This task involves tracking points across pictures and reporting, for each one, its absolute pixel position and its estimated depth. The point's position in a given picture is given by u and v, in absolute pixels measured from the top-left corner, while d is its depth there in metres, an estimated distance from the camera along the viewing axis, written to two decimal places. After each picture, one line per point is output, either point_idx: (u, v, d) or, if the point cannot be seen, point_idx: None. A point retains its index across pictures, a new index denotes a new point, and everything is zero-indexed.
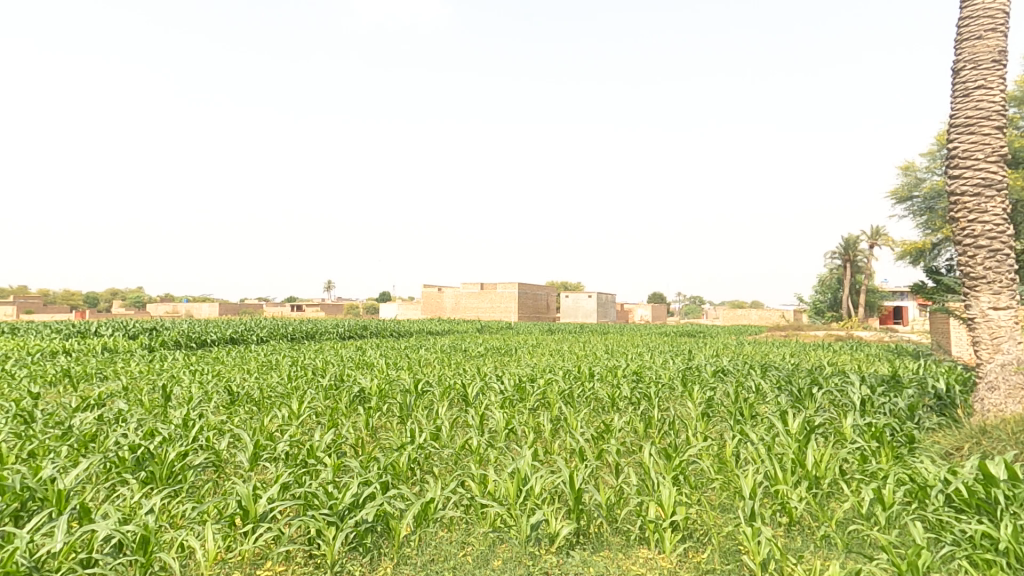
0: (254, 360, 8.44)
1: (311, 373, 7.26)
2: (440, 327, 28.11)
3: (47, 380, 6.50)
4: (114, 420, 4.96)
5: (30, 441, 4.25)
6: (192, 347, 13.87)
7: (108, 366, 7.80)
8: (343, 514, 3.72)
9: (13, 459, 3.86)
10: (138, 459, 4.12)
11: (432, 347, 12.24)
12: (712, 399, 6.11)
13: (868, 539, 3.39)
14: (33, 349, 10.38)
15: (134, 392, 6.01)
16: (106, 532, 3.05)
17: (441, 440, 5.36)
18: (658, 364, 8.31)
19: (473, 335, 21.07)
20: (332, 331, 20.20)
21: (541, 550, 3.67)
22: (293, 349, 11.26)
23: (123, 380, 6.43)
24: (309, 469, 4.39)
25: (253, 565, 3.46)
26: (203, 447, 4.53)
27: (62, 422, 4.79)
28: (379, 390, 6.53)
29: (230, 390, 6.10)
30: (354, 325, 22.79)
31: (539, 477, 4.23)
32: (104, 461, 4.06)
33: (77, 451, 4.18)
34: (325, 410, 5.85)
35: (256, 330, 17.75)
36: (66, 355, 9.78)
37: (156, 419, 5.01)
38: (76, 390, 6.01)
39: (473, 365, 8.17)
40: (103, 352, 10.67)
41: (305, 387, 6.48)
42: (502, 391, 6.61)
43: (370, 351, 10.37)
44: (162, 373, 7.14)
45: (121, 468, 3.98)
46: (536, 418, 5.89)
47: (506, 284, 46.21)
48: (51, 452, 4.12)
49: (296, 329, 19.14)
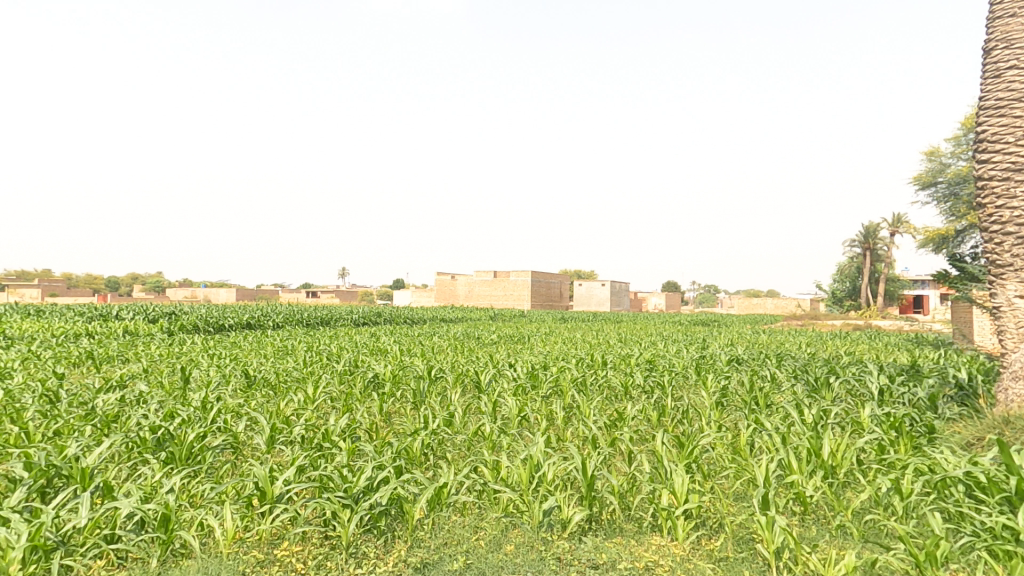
0: (271, 346, 8.57)
1: (326, 359, 7.33)
2: (453, 314, 28.26)
3: (72, 361, 6.65)
4: (135, 401, 5.04)
5: (56, 420, 4.35)
6: (212, 332, 14.09)
7: (129, 349, 7.94)
8: (358, 497, 3.84)
9: (39, 437, 3.96)
10: (158, 440, 4.22)
11: (446, 334, 12.28)
12: (726, 388, 6.05)
13: (885, 529, 3.35)
14: (57, 331, 10.63)
15: (154, 374, 6.11)
16: (129, 510, 3.21)
17: (454, 426, 5.41)
18: (672, 352, 8.28)
19: (486, 322, 21.07)
20: (346, 317, 20.47)
21: (554, 535, 3.72)
22: (308, 335, 11.39)
23: (144, 363, 6.55)
24: (324, 453, 4.51)
25: (271, 545, 3.55)
26: (221, 430, 4.63)
27: (85, 402, 4.88)
28: (392, 375, 6.55)
29: (247, 373, 6.19)
30: (370, 311, 23.13)
31: (551, 464, 4.27)
32: (126, 442, 4.14)
33: (101, 430, 4.27)
34: (340, 394, 5.90)
35: (273, 315, 18.11)
36: (90, 339, 10.01)
37: (175, 401, 5.09)
38: (99, 372, 6.13)
39: (486, 352, 8.21)
40: (124, 336, 10.88)
41: (320, 372, 6.56)
42: (515, 378, 6.61)
43: (384, 337, 10.40)
44: (181, 356, 7.27)
45: (142, 449, 4.08)
46: (549, 406, 5.88)
47: (521, 274, 46.34)
48: (76, 431, 4.22)
49: (311, 314, 19.44)
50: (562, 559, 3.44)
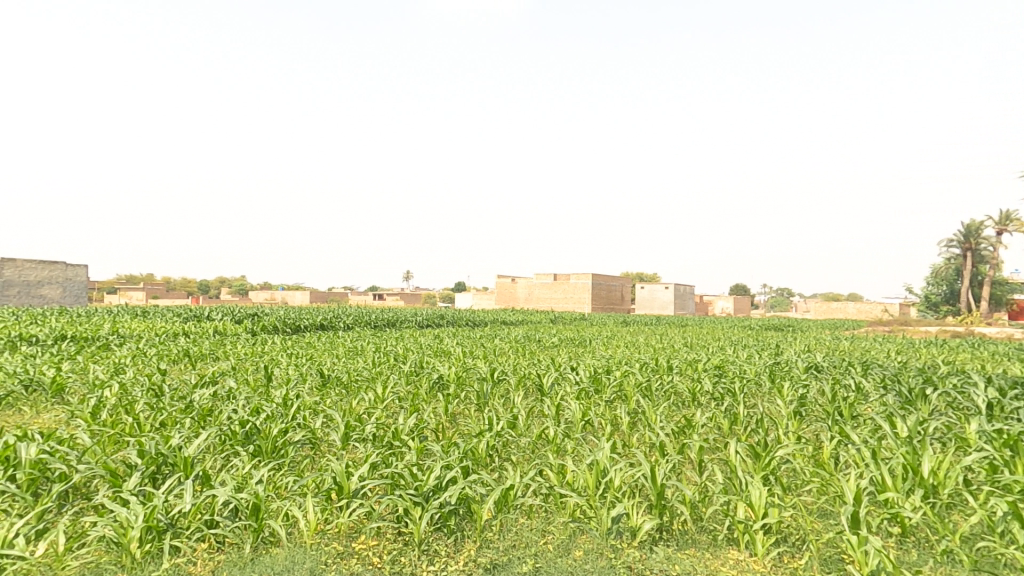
0: (342, 346, 8.98)
1: (393, 359, 7.59)
2: (512, 317, 28.50)
3: (172, 358, 7.28)
4: (226, 397, 5.42)
5: (161, 412, 4.76)
6: (290, 333, 14.97)
7: (219, 347, 8.60)
8: (428, 496, 3.94)
9: (148, 427, 4.36)
10: (247, 434, 4.53)
11: (507, 337, 12.39)
12: (805, 397, 5.71)
13: (1002, 558, 3.02)
14: (159, 330, 11.70)
15: (241, 371, 6.55)
16: (225, 497, 3.46)
17: (518, 429, 5.43)
18: (742, 358, 7.91)
19: (547, 325, 21.00)
20: (410, 318, 21.17)
21: (623, 543, 3.64)
22: (374, 336, 11.83)
23: (232, 361, 7.05)
24: (395, 451, 4.65)
25: (349, 538, 3.71)
26: (300, 426, 4.89)
27: (184, 396, 5.30)
28: (456, 377, 6.67)
29: (322, 372, 6.50)
30: (432, 313, 23.73)
31: (618, 470, 4.18)
32: (219, 434, 4.46)
33: (198, 422, 4.62)
34: (407, 395, 6.07)
35: (344, 316, 19.00)
36: (186, 338, 10.94)
37: (260, 397, 5.43)
38: (195, 369, 6.66)
39: (547, 355, 8.18)
40: (215, 335, 11.80)
41: (388, 372, 6.79)
42: (578, 382, 6.55)
43: (447, 339, 10.63)
44: (263, 355, 7.76)
45: (234, 441, 4.38)
46: (613, 411, 5.78)
47: (580, 276, 46.03)
48: (178, 423, 4.59)
49: (378, 316, 20.26)
50: (633, 568, 3.37)
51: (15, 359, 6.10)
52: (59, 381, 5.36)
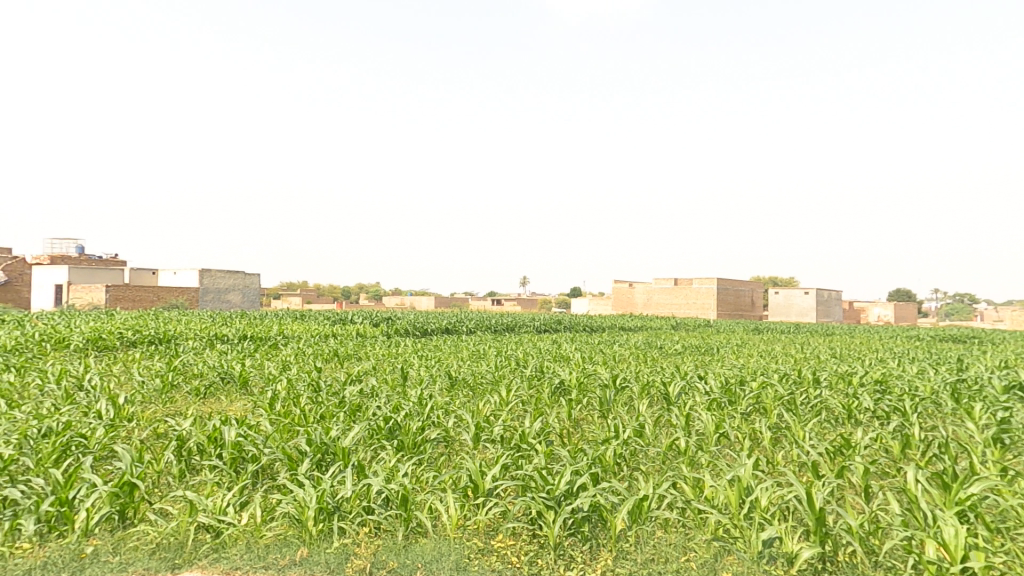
0: (467, 349, 9.35)
1: (515, 364, 7.73)
2: (637, 323, 27.91)
3: (325, 356, 8.12)
4: (370, 394, 5.88)
5: (320, 406, 5.33)
6: (420, 336, 16.04)
7: (361, 348, 9.44)
8: (560, 500, 3.87)
9: (312, 419, 4.94)
10: (391, 429, 4.90)
11: (628, 343, 12.03)
12: (1007, 422, 4.78)
13: None
14: (313, 331, 13.22)
15: (381, 371, 7.09)
16: (379, 487, 3.77)
17: (646, 438, 5.17)
18: (912, 374, 6.85)
19: (669, 332, 20.00)
20: (529, 324, 21.61)
21: (778, 571, 3.30)
22: (495, 341, 12.19)
23: (373, 361, 7.68)
24: (523, 454, 4.65)
25: (487, 536, 3.78)
26: (435, 424, 5.13)
27: (337, 391, 5.87)
28: (577, 383, 6.57)
29: (450, 374, 6.79)
30: (550, 318, 23.99)
31: (765, 489, 3.77)
32: (368, 428, 4.85)
33: (349, 416, 5.10)
34: (530, 399, 6.10)
35: (467, 321, 19.94)
36: (335, 339, 12.22)
37: (398, 396, 5.81)
38: (343, 367, 7.36)
39: (672, 363, 7.82)
40: (357, 337, 13.02)
41: (511, 376, 6.90)
42: (708, 392, 6.12)
43: (567, 345, 10.60)
44: (398, 356, 8.35)
45: (381, 435, 4.76)
46: (751, 425, 5.30)
47: (705, 280, 44.03)
48: (334, 416, 5.10)
49: (499, 321, 20.95)
50: None
51: (210, 354, 7.22)
52: (244, 373, 6.22)
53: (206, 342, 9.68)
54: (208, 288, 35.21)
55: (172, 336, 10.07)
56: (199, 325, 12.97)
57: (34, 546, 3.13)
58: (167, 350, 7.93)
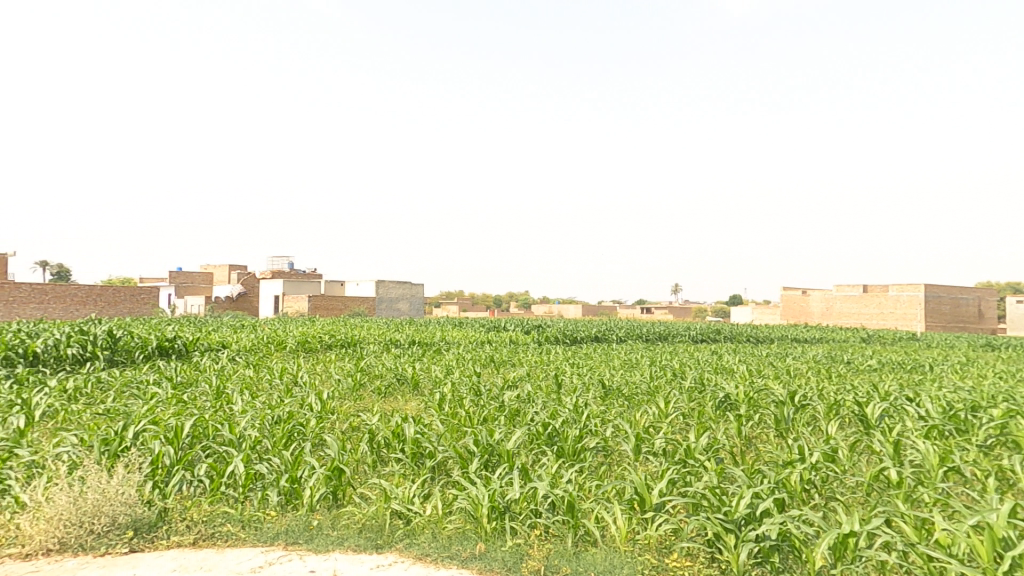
0: (618, 358, 9.18)
1: (671, 374, 7.36)
2: (821, 336, 24.68)
3: (483, 362, 8.61)
4: (527, 399, 6.06)
5: (483, 409, 5.64)
6: (569, 344, 16.17)
7: (515, 355, 9.82)
8: (741, 523, 3.52)
9: (476, 421, 5.26)
10: (550, 435, 4.98)
11: (803, 357, 10.73)
12: None
13: None
14: (470, 338, 14.15)
15: (535, 377, 7.27)
16: (545, 491, 3.86)
17: (840, 463, 4.50)
18: None
19: (853, 345, 17.32)
20: (684, 334, 20.57)
21: None
22: (646, 350, 11.76)
23: (527, 367, 7.92)
24: (692, 470, 4.31)
25: (660, 552, 3.60)
26: (593, 433, 5.08)
27: (496, 395, 6.15)
28: (747, 398, 6.02)
29: (603, 383, 6.71)
30: (707, 328, 22.52)
31: None
32: (528, 433, 5.00)
33: (510, 420, 5.33)
34: (692, 412, 5.74)
35: (616, 330, 19.65)
36: (490, 345, 12.92)
37: (554, 402, 5.89)
38: (500, 372, 7.71)
39: (866, 381, 6.76)
40: (509, 343, 13.62)
41: (669, 387, 6.59)
42: (923, 418, 5.15)
43: (728, 356, 9.82)
44: (550, 363, 8.51)
45: (540, 440, 4.87)
46: (993, 461, 4.32)
47: (903, 288, 37.68)
48: (496, 419, 5.37)
49: (649, 330, 20.28)
50: None
51: (387, 357, 8.11)
52: (415, 375, 6.86)
53: (383, 346, 10.93)
54: (382, 298, 39.51)
55: (357, 340, 11.56)
56: (377, 330, 14.71)
57: (277, 515, 3.76)
58: (353, 353, 9.10)
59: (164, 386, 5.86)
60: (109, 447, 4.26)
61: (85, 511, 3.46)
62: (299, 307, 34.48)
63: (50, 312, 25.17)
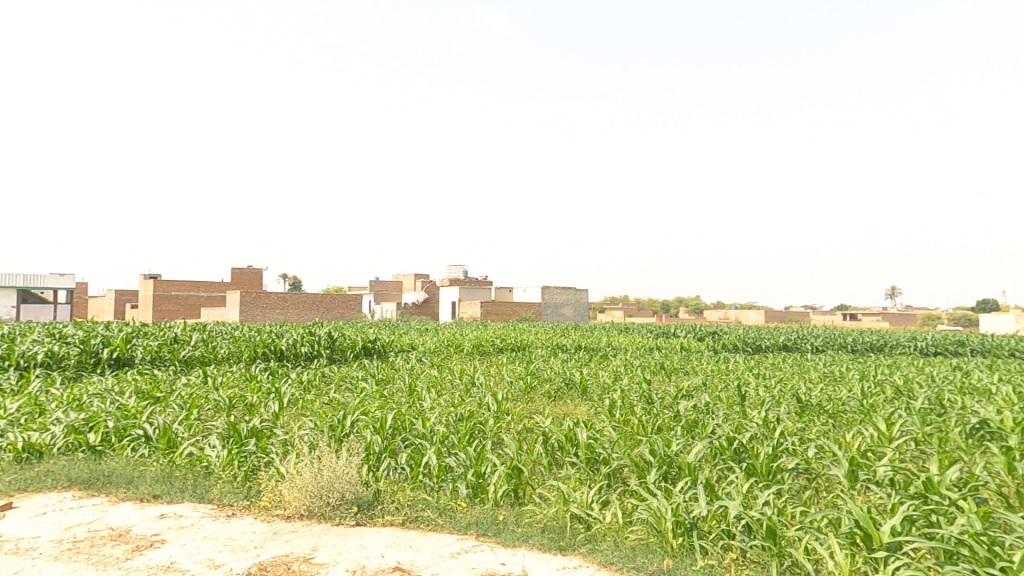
0: (816, 371, 7.96)
1: (891, 393, 6.12)
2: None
3: (653, 369, 8.22)
4: (705, 410, 5.56)
5: (656, 417, 5.34)
6: (751, 354, 14.62)
7: (688, 363, 9.18)
8: None
9: (650, 431, 4.99)
10: (737, 450, 4.48)
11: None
12: None
13: None
14: (639, 344, 13.72)
15: (713, 387, 6.67)
16: (737, 511, 3.45)
17: None
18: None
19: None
20: (908, 346, 17.11)
21: None
22: (853, 362, 10.02)
23: (704, 377, 7.32)
24: (937, 509, 3.43)
25: None
26: (791, 452, 4.43)
27: (670, 404, 5.77)
28: (1015, 425, 4.67)
29: (799, 398, 5.86)
30: (938, 338, 18.45)
31: None
32: (710, 447, 4.56)
33: (687, 432, 4.96)
34: (927, 438, 4.66)
35: (810, 339, 17.22)
36: (659, 352, 12.34)
37: (739, 415, 5.31)
38: (673, 380, 7.25)
39: None
40: (682, 351, 12.85)
41: (889, 407, 5.47)
42: None
43: (975, 374, 7.83)
44: (729, 373, 7.75)
45: (725, 455, 4.41)
46: None
47: None
48: (671, 430, 5.04)
49: (856, 341, 17.35)
50: None
51: (555, 361, 8.22)
52: (584, 380, 6.82)
53: (550, 351, 11.16)
54: (548, 304, 40.49)
55: (527, 344, 12.00)
56: (544, 335, 15.09)
57: (468, 506, 4.11)
58: (523, 358, 9.44)
59: (371, 382, 6.76)
60: (335, 432, 5.09)
61: (323, 485, 4.12)
62: (472, 312, 37.13)
63: (290, 318, 31.06)
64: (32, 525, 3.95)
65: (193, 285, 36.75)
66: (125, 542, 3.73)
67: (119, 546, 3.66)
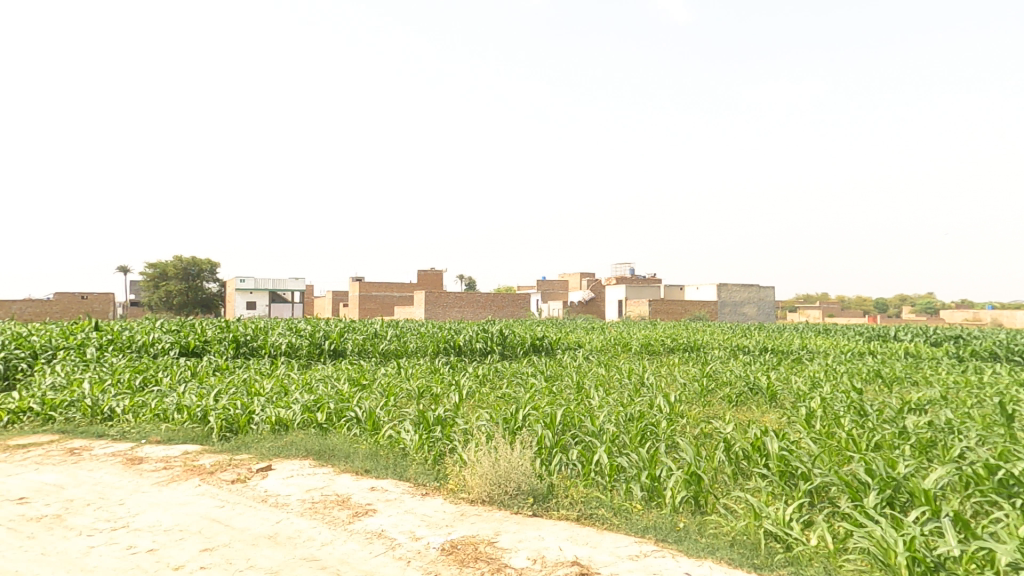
0: None
1: None
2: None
3: (864, 377, 6.89)
4: (947, 429, 4.43)
5: (873, 432, 4.43)
6: (1016, 364, 11.37)
7: (915, 371, 7.49)
8: None
9: (866, 447, 4.14)
10: (1001, 481, 3.44)
11: None
12: None
13: None
14: (846, 348, 11.69)
15: (957, 403, 5.30)
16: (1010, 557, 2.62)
17: None
18: None
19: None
20: None
21: None
22: None
23: (941, 389, 5.87)
24: None
25: None
26: None
27: (893, 419, 4.73)
28: None
29: None
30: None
31: None
32: (958, 474, 3.59)
33: (921, 454, 3.99)
34: None
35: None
36: (873, 358, 10.34)
37: (1002, 439, 4.10)
38: (895, 392, 5.97)
39: None
40: (908, 357, 10.57)
41: None
42: None
43: None
44: (981, 386, 6.09)
45: (983, 486, 3.43)
46: None
47: None
48: (897, 448, 4.11)
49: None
50: None
51: (737, 364, 7.44)
52: (773, 387, 6.02)
53: (731, 353, 10.17)
54: (727, 301, 37.24)
55: (702, 345, 11.12)
56: (723, 336, 13.85)
57: (644, 509, 3.92)
58: (698, 359, 8.74)
59: (540, 378, 6.92)
60: (509, 425, 5.31)
61: (501, 474, 4.31)
62: (639, 310, 35.82)
63: (465, 314, 33.68)
64: (284, 484, 4.91)
65: (391, 284, 42.20)
66: (348, 507, 4.39)
67: (343, 510, 4.33)
